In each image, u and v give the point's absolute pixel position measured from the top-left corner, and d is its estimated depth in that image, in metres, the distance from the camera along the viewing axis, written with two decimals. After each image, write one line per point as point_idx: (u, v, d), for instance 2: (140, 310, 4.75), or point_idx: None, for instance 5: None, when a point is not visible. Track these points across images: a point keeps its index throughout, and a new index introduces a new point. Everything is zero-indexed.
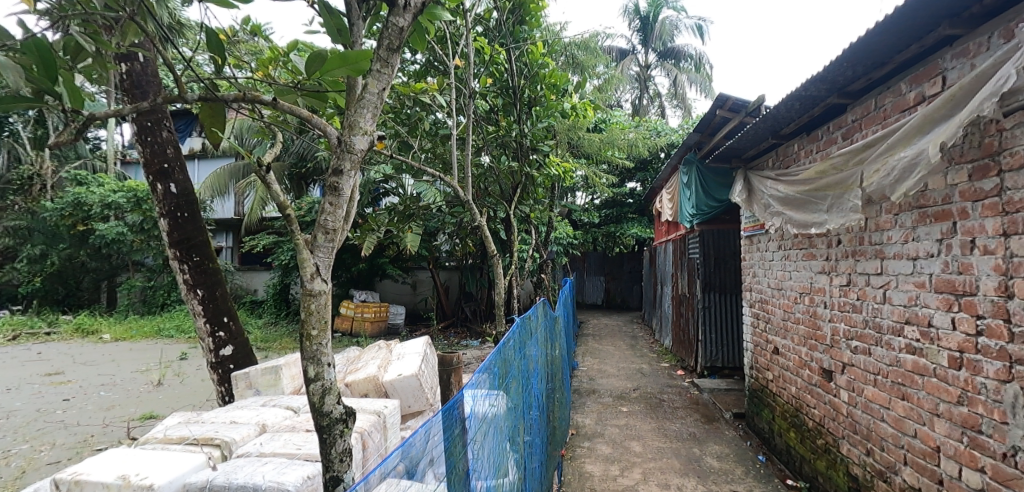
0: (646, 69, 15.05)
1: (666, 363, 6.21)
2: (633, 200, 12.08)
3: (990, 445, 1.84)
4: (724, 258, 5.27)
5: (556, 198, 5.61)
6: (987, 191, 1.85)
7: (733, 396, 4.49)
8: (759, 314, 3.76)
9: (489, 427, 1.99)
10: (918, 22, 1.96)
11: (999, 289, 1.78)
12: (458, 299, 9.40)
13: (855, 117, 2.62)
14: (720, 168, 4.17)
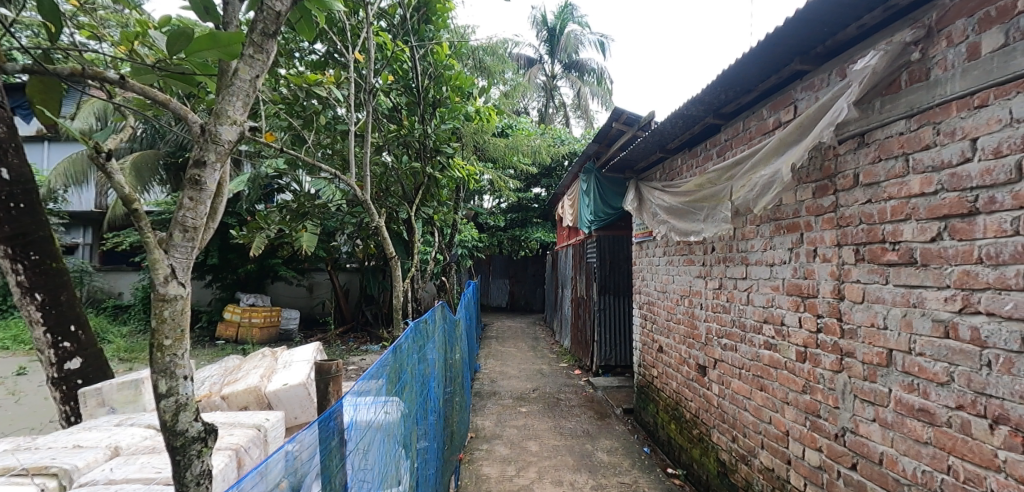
0: (552, 79, 15.61)
1: (564, 363, 6.45)
2: (538, 205, 12.45)
3: (826, 427, 2.14)
4: (618, 262, 5.59)
5: (461, 201, 5.61)
6: (826, 207, 2.16)
7: (624, 393, 4.76)
8: (646, 315, 4.02)
9: (379, 435, 1.93)
10: (778, 54, 2.24)
11: (833, 292, 2.11)
12: (358, 302, 9.02)
13: (727, 137, 2.90)
14: (616, 178, 4.43)
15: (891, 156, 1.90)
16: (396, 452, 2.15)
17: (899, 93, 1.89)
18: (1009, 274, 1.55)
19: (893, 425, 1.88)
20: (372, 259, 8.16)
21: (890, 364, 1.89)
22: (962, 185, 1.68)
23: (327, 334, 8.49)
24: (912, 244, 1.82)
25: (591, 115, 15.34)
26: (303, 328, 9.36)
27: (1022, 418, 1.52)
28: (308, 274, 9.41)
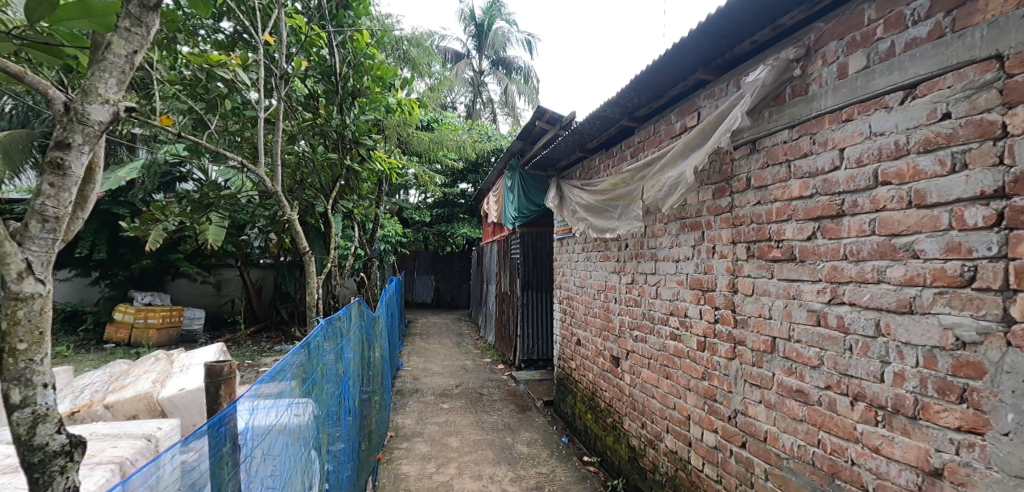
0: (480, 75, 15.66)
1: (488, 358, 6.51)
2: (464, 200, 12.46)
3: (721, 410, 2.33)
4: (541, 258, 5.71)
5: (383, 195, 5.49)
6: (723, 207, 2.35)
7: (545, 386, 4.88)
8: (565, 309, 4.15)
9: (289, 436, 1.87)
10: (685, 62, 2.40)
11: (728, 286, 2.30)
12: (273, 300, 8.53)
13: (640, 139, 3.05)
14: (538, 175, 4.53)
15: (777, 163, 2.10)
16: (308, 454, 2.09)
17: (783, 105, 2.09)
18: (866, 269, 1.78)
19: (776, 405, 2.09)
20: (288, 254, 7.75)
21: (773, 350, 2.09)
22: (832, 189, 1.89)
23: (237, 334, 7.94)
24: (792, 241, 2.03)
25: (518, 113, 15.59)
26: (210, 328, 8.70)
27: (875, 395, 1.75)
28: (216, 270, 8.80)
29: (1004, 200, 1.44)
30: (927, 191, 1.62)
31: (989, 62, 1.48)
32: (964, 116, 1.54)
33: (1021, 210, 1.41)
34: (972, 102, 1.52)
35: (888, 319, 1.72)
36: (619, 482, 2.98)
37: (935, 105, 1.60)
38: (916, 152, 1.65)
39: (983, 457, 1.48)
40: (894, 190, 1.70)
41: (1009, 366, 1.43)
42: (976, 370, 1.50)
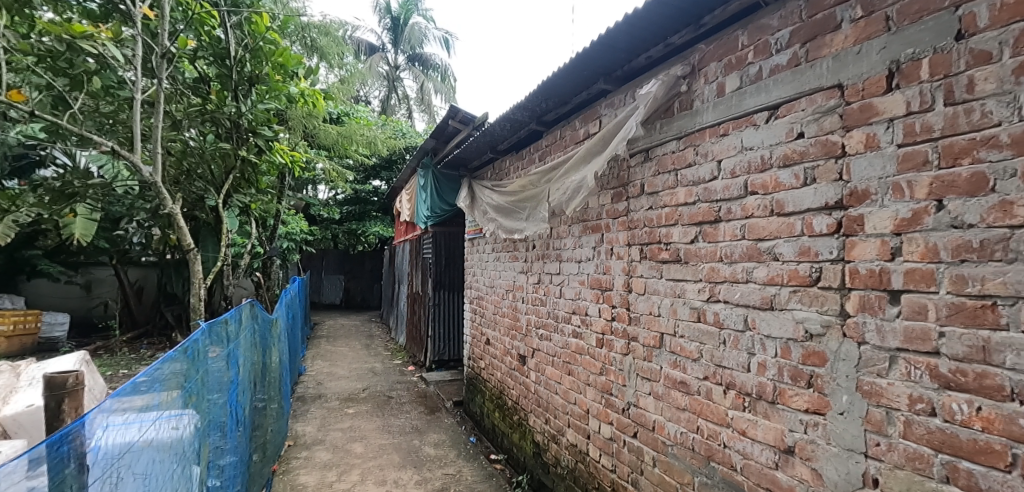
0: (395, 70, 15.44)
1: (398, 359, 6.41)
2: (377, 198, 12.37)
3: (617, 403, 2.48)
4: (454, 258, 5.71)
5: (285, 189, 5.29)
6: (621, 211, 2.51)
7: (455, 386, 4.88)
8: (475, 309, 4.17)
9: (165, 449, 1.72)
10: (587, 72, 2.54)
11: (624, 286, 2.47)
12: (157, 301, 7.75)
13: (546, 143, 3.16)
14: (451, 175, 4.51)
15: (666, 171, 2.28)
16: (190, 468, 1.93)
17: (672, 117, 2.27)
18: (737, 270, 1.98)
19: (663, 396, 2.26)
20: (176, 250, 7.08)
21: (661, 345, 2.27)
22: (711, 197, 2.08)
23: (111, 340, 7.10)
24: (678, 244, 2.21)
25: (435, 111, 15.55)
26: (76, 334, 7.68)
27: (742, 383, 1.95)
28: (85, 268, 7.95)
29: (842, 210, 1.67)
30: (785, 201, 1.83)
31: (833, 89, 1.70)
32: (814, 136, 1.76)
33: (854, 219, 1.64)
34: (821, 124, 1.73)
35: (754, 315, 1.91)
36: (524, 478, 3.06)
37: (792, 126, 1.81)
38: (778, 166, 1.85)
39: (825, 435, 1.69)
40: (760, 199, 1.91)
41: (844, 354, 1.65)
42: (820, 358, 1.72)
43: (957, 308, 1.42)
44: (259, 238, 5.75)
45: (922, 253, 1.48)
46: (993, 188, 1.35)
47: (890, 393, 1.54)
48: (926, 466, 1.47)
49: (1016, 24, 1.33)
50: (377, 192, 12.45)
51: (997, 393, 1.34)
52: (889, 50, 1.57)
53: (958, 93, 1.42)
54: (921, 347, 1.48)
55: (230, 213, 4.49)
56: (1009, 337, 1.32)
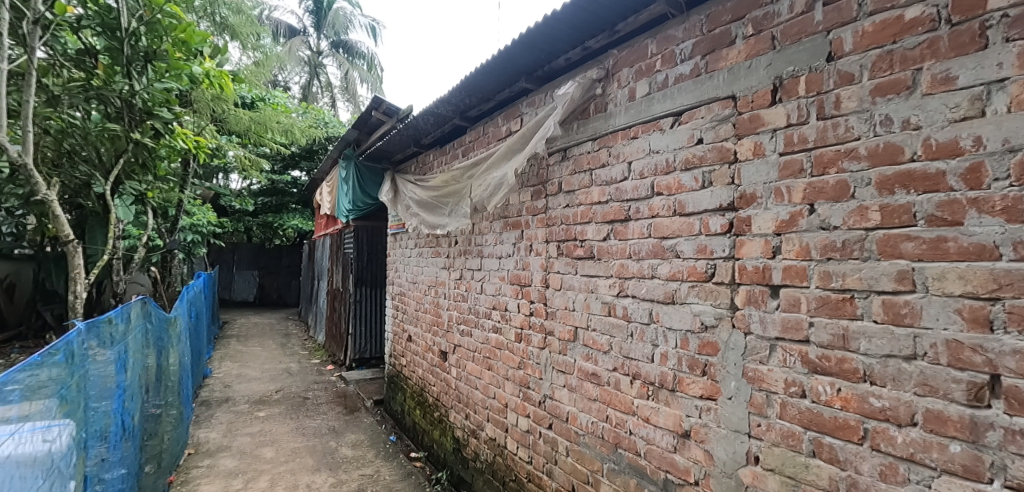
0: (318, 55, 14.87)
1: (317, 358, 6.20)
2: (297, 191, 12.72)
3: (534, 396, 2.55)
4: (376, 254, 5.61)
5: (189, 178, 4.94)
6: (540, 208, 2.58)
7: (376, 384, 4.76)
8: (397, 305, 4.09)
9: (35, 466, 1.52)
10: (509, 69, 2.58)
11: (542, 282, 2.54)
12: (31, 299, 6.88)
13: (469, 139, 3.17)
14: (375, 167, 4.38)
15: (582, 171, 2.37)
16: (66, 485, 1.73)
17: (588, 119, 2.36)
18: (644, 266, 2.09)
19: (576, 388, 2.35)
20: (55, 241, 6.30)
21: (575, 339, 2.37)
22: (622, 196, 2.18)
23: None
24: (592, 242, 2.31)
25: (359, 100, 15.11)
26: None
27: (646, 373, 2.07)
28: None
29: (734, 212, 1.82)
30: (686, 202, 1.95)
31: (728, 100, 1.84)
32: (711, 142, 1.89)
33: (744, 220, 1.78)
34: (717, 131, 1.87)
35: (658, 309, 2.04)
36: (443, 474, 3.06)
37: (692, 132, 1.94)
38: (680, 169, 1.98)
39: (716, 418, 1.84)
40: (664, 199, 2.03)
41: (733, 344, 1.80)
42: (713, 348, 1.86)
43: (824, 301, 1.59)
44: (159, 230, 5.33)
45: (797, 251, 1.65)
46: (853, 195, 1.53)
47: (770, 378, 1.70)
48: (797, 443, 1.63)
49: (873, 50, 1.50)
50: (296, 182, 12.51)
51: (854, 375, 1.52)
52: (774, 67, 1.73)
53: (828, 109, 1.59)
54: (796, 336, 1.65)
55: (122, 202, 4.13)
56: (863, 325, 1.50)
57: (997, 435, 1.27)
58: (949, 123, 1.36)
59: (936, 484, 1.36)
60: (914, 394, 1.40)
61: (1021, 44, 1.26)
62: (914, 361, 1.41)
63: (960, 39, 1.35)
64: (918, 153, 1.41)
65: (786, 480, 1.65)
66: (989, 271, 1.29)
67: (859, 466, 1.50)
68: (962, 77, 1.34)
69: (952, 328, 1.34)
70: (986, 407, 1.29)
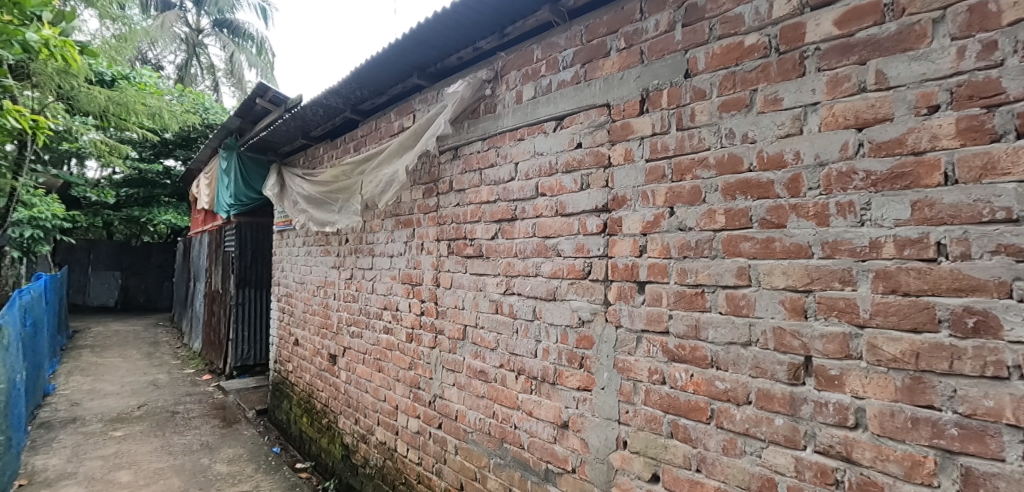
0: (197, 33, 14.09)
1: (190, 369, 6.00)
2: (170, 181, 11.82)
3: (423, 396, 2.55)
4: (259, 253, 5.73)
5: (28, 163, 4.20)
6: (431, 206, 2.59)
7: (259, 394, 4.47)
8: (284, 308, 3.82)
9: None
10: (401, 64, 2.55)
11: (433, 280, 2.55)
12: None
13: (361, 134, 3.11)
14: (260, 159, 4.11)
15: (472, 170, 2.41)
16: None
17: (478, 119, 2.41)
18: (529, 264, 2.17)
19: (465, 386, 2.38)
20: None
21: (464, 337, 2.40)
22: (509, 196, 2.25)
23: None
24: (480, 240, 2.36)
25: (246, 85, 14.50)
26: None
27: (530, 368, 2.15)
28: None
29: (608, 213, 1.94)
30: (566, 203, 2.06)
31: (603, 107, 1.96)
32: (589, 147, 2.00)
33: (616, 221, 1.91)
34: (594, 137, 1.99)
35: (541, 305, 2.13)
36: (330, 484, 2.96)
37: (572, 137, 2.05)
38: (561, 172, 2.08)
39: (590, 408, 1.96)
40: (547, 200, 2.12)
41: (606, 337, 1.93)
42: (588, 341, 1.98)
43: (680, 295, 1.75)
44: None
45: (660, 250, 1.79)
46: (704, 199, 1.70)
47: (636, 368, 1.84)
48: (658, 426, 1.78)
49: (721, 70, 1.68)
50: (169, 173, 11.73)
51: (703, 362, 1.68)
52: (642, 79, 1.86)
53: (685, 120, 1.75)
54: (658, 328, 1.79)
55: None
56: (711, 316, 1.67)
57: (810, 408, 1.48)
58: (777, 138, 1.55)
59: (765, 454, 1.55)
60: (750, 376, 1.59)
61: (829, 73, 1.47)
62: (749, 346, 1.60)
63: (785, 66, 1.55)
64: (754, 164, 1.60)
65: (649, 461, 1.80)
66: (805, 267, 1.49)
67: (707, 443, 1.67)
68: (786, 98, 1.54)
69: (778, 317, 1.54)
70: (802, 384, 1.49)
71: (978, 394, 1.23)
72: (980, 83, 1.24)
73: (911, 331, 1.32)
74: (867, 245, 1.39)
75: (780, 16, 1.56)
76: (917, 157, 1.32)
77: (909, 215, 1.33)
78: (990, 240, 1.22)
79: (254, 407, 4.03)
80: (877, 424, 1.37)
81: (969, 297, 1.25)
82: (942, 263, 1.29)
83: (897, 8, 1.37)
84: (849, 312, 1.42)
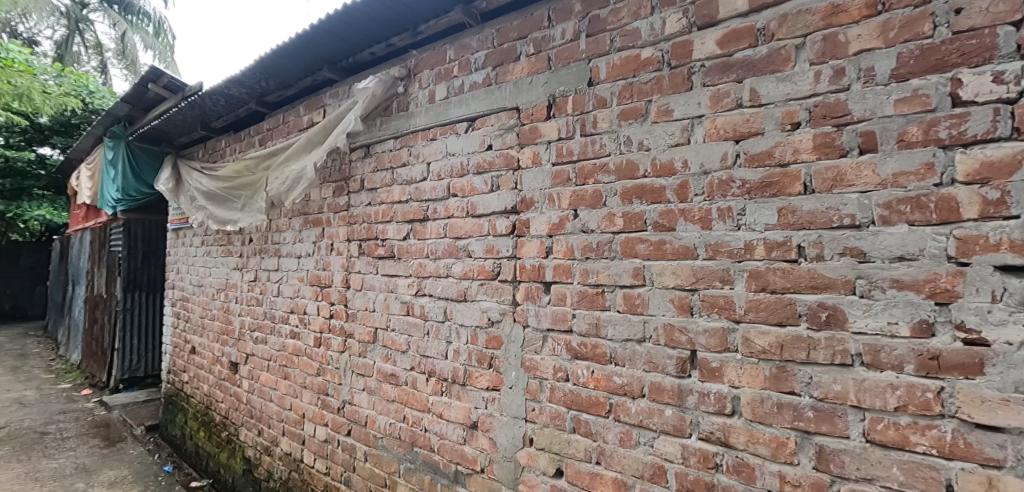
0: (81, 7, 12.92)
1: (67, 384, 5.77)
2: (45, 171, 10.80)
3: (332, 403, 2.48)
4: (149, 256, 5.91)
5: None
6: (341, 205, 2.52)
7: (149, 408, 4.41)
8: (179, 313, 3.55)
9: None
10: (309, 56, 2.45)
11: (343, 282, 2.49)
12: None
13: (268, 127, 2.98)
14: (154, 151, 3.83)
15: (384, 169, 2.37)
16: None
17: (391, 116, 2.37)
18: (440, 265, 2.17)
19: (375, 390, 2.34)
20: None
21: (374, 341, 2.36)
22: (421, 196, 2.23)
23: None
24: (392, 241, 2.33)
25: (139, 67, 13.61)
26: None
27: (440, 369, 2.15)
28: None
29: (516, 215, 1.98)
30: (477, 204, 2.07)
31: (513, 111, 2.00)
32: (499, 149, 2.03)
33: (524, 223, 1.95)
34: (504, 139, 2.02)
35: (452, 306, 2.14)
36: None
37: (483, 138, 2.07)
38: (472, 173, 2.09)
39: (499, 407, 1.99)
40: (459, 201, 2.12)
41: (514, 336, 1.96)
42: (497, 341, 2.01)
43: (583, 294, 1.81)
44: None
45: (564, 251, 1.85)
46: (604, 203, 1.77)
47: (542, 366, 1.89)
48: (562, 422, 1.84)
49: (620, 80, 1.76)
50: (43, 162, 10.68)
51: (603, 358, 1.76)
52: (549, 85, 1.92)
53: (588, 127, 1.82)
54: (562, 327, 1.85)
55: None
56: (610, 315, 1.75)
57: (695, 398, 1.59)
58: (668, 147, 1.66)
59: (657, 443, 1.65)
60: (643, 371, 1.68)
61: (712, 88, 1.59)
62: (644, 343, 1.69)
63: (676, 79, 1.66)
64: (648, 170, 1.69)
65: (553, 457, 1.85)
66: (691, 267, 1.60)
67: (606, 436, 1.75)
68: (676, 110, 1.65)
69: (668, 314, 1.64)
70: (688, 376, 1.60)
71: (828, 380, 1.39)
72: (832, 104, 1.40)
73: (777, 325, 1.47)
74: (742, 247, 1.52)
75: (672, 33, 1.67)
76: (783, 169, 1.47)
77: (776, 220, 1.47)
78: (838, 243, 1.39)
79: (142, 423, 3.89)
80: (750, 411, 1.50)
81: (822, 293, 1.41)
82: (801, 264, 1.44)
83: (768, 33, 1.51)
84: (728, 309, 1.54)
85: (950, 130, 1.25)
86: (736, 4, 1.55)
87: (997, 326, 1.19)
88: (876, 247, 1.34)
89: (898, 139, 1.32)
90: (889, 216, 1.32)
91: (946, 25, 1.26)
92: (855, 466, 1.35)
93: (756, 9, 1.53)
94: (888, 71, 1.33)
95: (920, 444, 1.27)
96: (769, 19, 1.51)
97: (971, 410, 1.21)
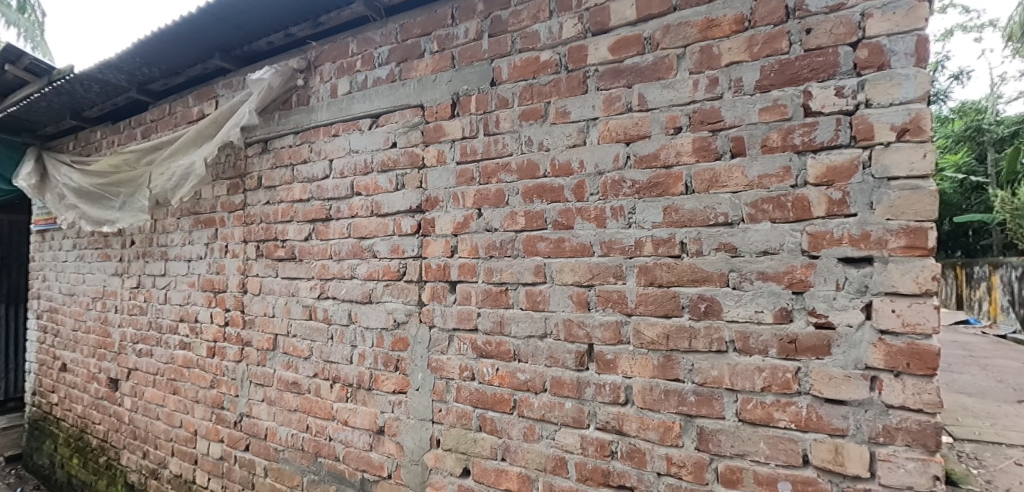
0: None
1: None
2: None
3: (228, 417, 2.34)
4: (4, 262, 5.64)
5: None
6: (237, 204, 2.39)
7: (12, 436, 4.24)
8: (46, 326, 3.22)
9: None
10: (197, 42, 2.27)
11: (239, 286, 2.35)
12: None
13: (152, 118, 2.76)
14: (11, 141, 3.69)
15: (283, 166, 2.27)
16: None
17: (290, 110, 2.27)
18: (344, 266, 2.11)
19: (276, 401, 2.23)
20: None
21: (274, 348, 2.26)
22: (324, 195, 2.16)
23: None
24: (293, 242, 2.23)
25: None
26: None
27: (345, 375, 2.09)
28: None
29: (422, 214, 1.96)
30: (382, 203, 2.03)
31: (417, 108, 1.97)
32: (404, 147, 2.00)
33: (429, 222, 1.94)
34: (408, 137, 1.99)
35: (357, 309, 2.09)
36: None
37: (388, 135, 2.03)
38: (377, 171, 2.05)
39: (405, 410, 1.96)
40: (363, 200, 2.07)
41: (420, 338, 1.95)
42: (404, 343, 1.98)
43: (487, 293, 1.83)
44: None
45: (469, 250, 1.86)
46: (507, 202, 1.80)
47: (448, 366, 1.89)
48: (468, 421, 1.85)
49: (521, 82, 1.79)
50: None
51: (507, 355, 1.79)
52: (453, 83, 1.91)
53: (491, 126, 1.84)
54: (467, 326, 1.86)
55: None
56: (514, 312, 1.78)
57: (592, 390, 1.65)
58: (566, 148, 1.71)
59: (558, 435, 1.70)
60: (545, 366, 1.72)
61: (605, 92, 1.66)
62: (545, 339, 1.73)
63: (572, 83, 1.71)
64: (547, 170, 1.73)
65: (460, 457, 1.86)
66: (588, 264, 1.66)
67: (510, 432, 1.77)
68: (573, 112, 1.70)
69: (567, 310, 1.69)
70: (586, 369, 1.66)
71: (707, 366, 1.50)
72: (707, 111, 1.51)
73: (663, 317, 1.56)
74: (633, 244, 1.60)
75: (568, 37, 1.72)
76: (667, 170, 1.56)
77: (662, 218, 1.56)
78: (715, 240, 1.50)
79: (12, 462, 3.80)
80: (641, 399, 1.58)
81: (701, 286, 1.51)
82: (684, 259, 1.53)
83: (654, 42, 1.60)
84: (621, 303, 1.62)
85: (803, 137, 1.40)
86: (626, 13, 1.63)
87: (840, 311, 1.35)
88: (746, 242, 1.46)
89: (762, 144, 1.44)
90: (756, 214, 1.45)
91: (799, 43, 1.41)
92: (730, 443, 1.46)
93: (643, 19, 1.61)
94: (754, 83, 1.46)
95: (782, 419, 1.40)
96: (654, 29, 1.60)
97: (821, 387, 1.36)
